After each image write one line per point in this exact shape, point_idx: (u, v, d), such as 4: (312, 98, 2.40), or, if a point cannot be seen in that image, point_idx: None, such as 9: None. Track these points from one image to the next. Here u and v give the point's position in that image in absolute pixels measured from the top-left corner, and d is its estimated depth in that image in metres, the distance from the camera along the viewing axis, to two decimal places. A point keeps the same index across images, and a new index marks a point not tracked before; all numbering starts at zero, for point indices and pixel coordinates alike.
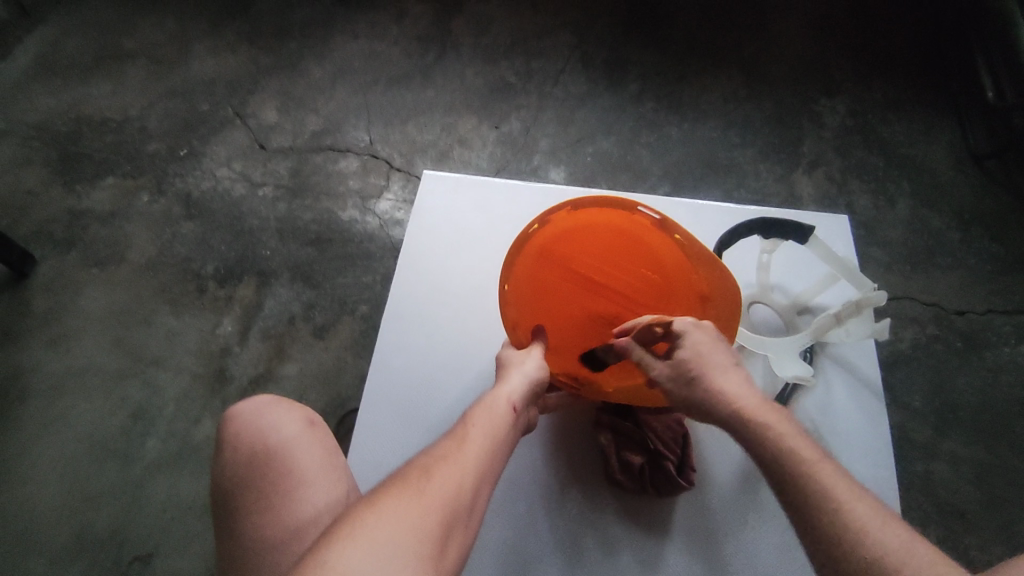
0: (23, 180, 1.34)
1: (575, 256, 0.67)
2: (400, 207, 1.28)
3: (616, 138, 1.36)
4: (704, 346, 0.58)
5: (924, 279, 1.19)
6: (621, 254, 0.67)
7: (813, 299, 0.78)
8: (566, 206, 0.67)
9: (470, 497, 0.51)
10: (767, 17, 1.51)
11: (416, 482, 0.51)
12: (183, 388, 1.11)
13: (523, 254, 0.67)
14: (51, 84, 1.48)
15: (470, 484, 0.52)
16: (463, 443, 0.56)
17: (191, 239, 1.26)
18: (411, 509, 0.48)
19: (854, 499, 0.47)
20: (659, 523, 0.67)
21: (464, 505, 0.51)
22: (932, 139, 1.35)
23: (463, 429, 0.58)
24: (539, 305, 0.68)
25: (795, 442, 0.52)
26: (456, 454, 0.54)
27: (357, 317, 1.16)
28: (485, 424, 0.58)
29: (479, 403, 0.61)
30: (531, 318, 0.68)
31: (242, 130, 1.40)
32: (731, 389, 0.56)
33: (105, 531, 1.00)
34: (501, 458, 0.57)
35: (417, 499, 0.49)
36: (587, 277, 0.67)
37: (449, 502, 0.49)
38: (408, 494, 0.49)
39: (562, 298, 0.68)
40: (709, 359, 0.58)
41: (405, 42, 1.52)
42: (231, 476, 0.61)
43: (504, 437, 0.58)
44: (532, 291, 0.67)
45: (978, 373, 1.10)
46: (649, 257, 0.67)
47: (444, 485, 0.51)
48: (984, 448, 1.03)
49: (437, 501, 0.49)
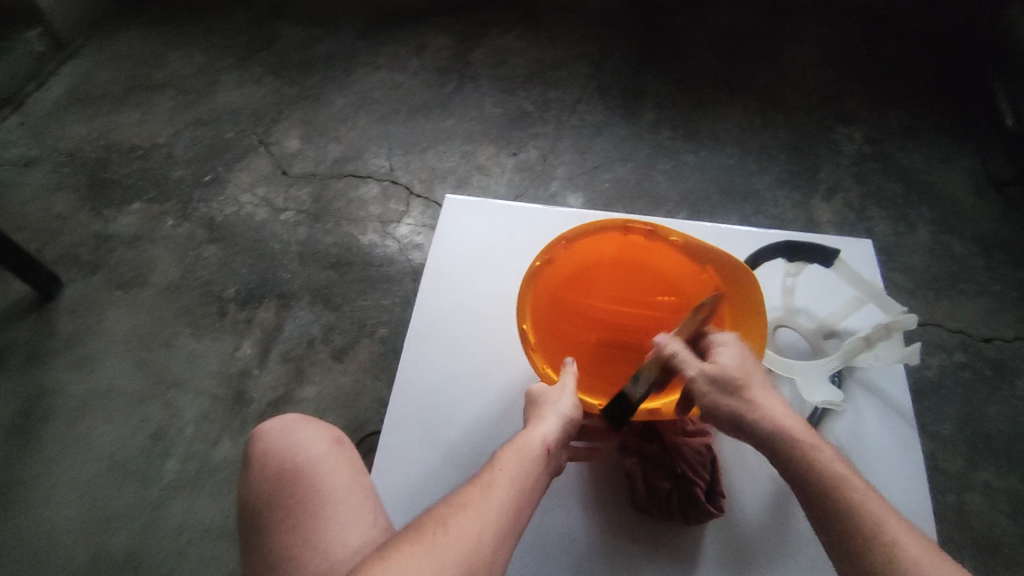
0: (53, 205, 1.37)
1: (585, 295, 0.74)
2: (419, 231, 1.30)
3: (634, 165, 1.37)
4: (742, 355, 0.59)
5: (948, 304, 1.17)
6: (627, 283, 0.74)
7: (839, 323, 0.77)
8: (561, 242, 0.69)
9: (492, 548, 0.50)
10: (781, 47, 1.53)
11: (431, 533, 0.50)
12: (203, 409, 1.11)
13: (533, 293, 0.68)
14: (83, 114, 1.52)
15: (490, 534, 0.51)
16: (489, 488, 0.55)
17: (213, 263, 1.28)
18: (423, 566, 0.47)
19: (899, 529, 0.47)
20: (685, 550, 0.65)
21: (483, 557, 0.49)
22: (952, 165, 1.34)
23: (490, 472, 0.57)
24: (562, 341, 0.71)
25: (845, 474, 0.51)
26: (479, 502, 0.53)
27: (376, 340, 1.17)
28: (513, 466, 0.57)
29: (511, 444, 0.59)
30: (557, 353, 0.70)
31: (265, 157, 1.43)
32: (767, 405, 0.56)
33: (121, 553, 0.99)
34: (530, 499, 0.56)
35: (432, 553, 0.48)
36: (596, 316, 0.74)
37: (465, 558, 0.49)
38: (421, 548, 0.49)
39: (578, 335, 0.73)
40: (748, 371, 0.58)
41: (424, 73, 1.56)
42: (259, 494, 0.61)
43: (533, 479, 0.57)
44: (555, 330, 0.71)
45: (1009, 402, 1.07)
46: (656, 280, 0.74)
47: (460, 537, 0.50)
48: (1019, 479, 1.00)
49: (451, 558, 0.48)
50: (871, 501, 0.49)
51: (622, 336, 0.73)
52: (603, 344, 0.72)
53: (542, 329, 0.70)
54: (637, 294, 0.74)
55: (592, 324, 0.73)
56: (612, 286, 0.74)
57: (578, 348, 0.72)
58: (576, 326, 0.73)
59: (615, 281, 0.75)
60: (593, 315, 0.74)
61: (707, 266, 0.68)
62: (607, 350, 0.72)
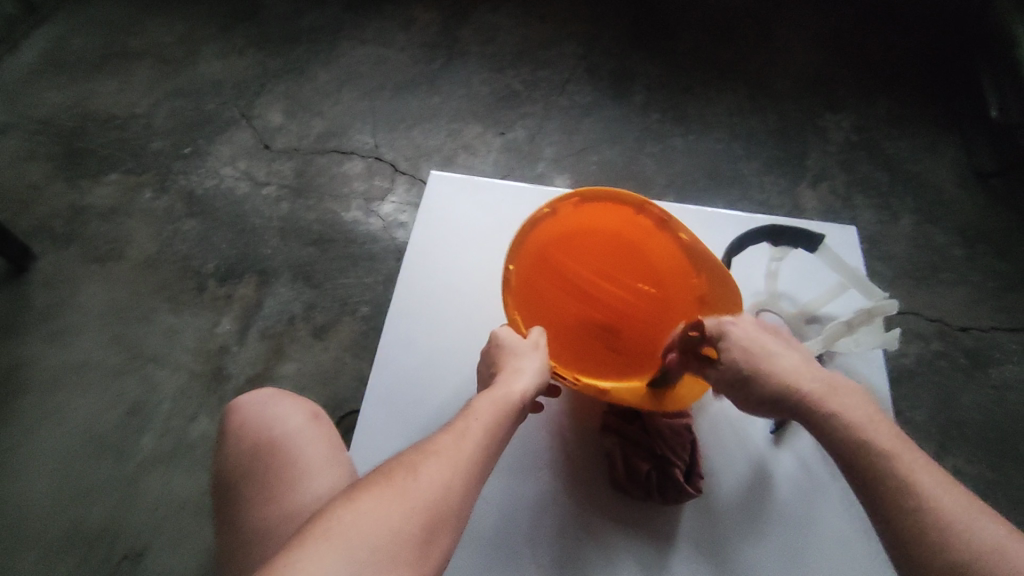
0: (26, 174, 1.33)
1: (573, 260, 0.72)
2: (403, 209, 1.28)
3: (622, 148, 1.36)
4: (747, 338, 0.59)
5: (928, 293, 1.19)
6: (619, 263, 0.72)
7: (821, 308, 0.77)
8: (576, 198, 0.72)
9: (460, 498, 0.50)
10: (773, 33, 1.52)
11: (401, 478, 0.50)
12: (180, 385, 1.10)
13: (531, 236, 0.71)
14: (58, 81, 1.48)
15: (460, 482, 0.51)
16: (462, 437, 0.54)
17: (192, 237, 1.25)
18: (392, 509, 0.47)
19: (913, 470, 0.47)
20: (662, 530, 0.66)
21: (452, 503, 0.49)
22: (937, 156, 1.35)
23: (465, 420, 0.56)
24: (536, 298, 0.70)
25: (877, 433, 0.50)
26: (451, 449, 0.53)
27: (358, 318, 1.15)
28: (486, 416, 0.57)
29: (486, 396, 0.59)
30: (527, 307, 0.70)
31: (247, 131, 1.40)
32: (787, 369, 0.56)
33: (96, 528, 0.98)
34: (498, 449, 0.56)
35: (401, 498, 0.48)
36: (577, 283, 0.72)
37: (433, 503, 0.48)
38: (391, 492, 0.48)
39: (555, 298, 0.71)
40: (755, 353, 0.57)
41: (412, 48, 1.53)
42: (234, 468, 0.60)
43: (503, 432, 0.57)
44: (532, 280, 0.71)
45: (983, 391, 1.09)
46: (648, 270, 0.72)
47: (431, 483, 0.49)
48: (988, 465, 1.03)
49: (420, 503, 0.48)
50: (904, 458, 0.48)
51: (597, 311, 0.71)
52: (573, 315, 0.71)
53: (523, 276, 0.70)
54: (623, 276, 0.72)
55: (570, 289, 0.71)
56: (604, 262, 0.72)
57: (550, 309, 0.70)
58: (556, 288, 0.71)
59: (608, 258, 0.73)
60: (573, 281, 0.72)
61: (701, 273, 0.68)
62: (577, 321, 0.71)
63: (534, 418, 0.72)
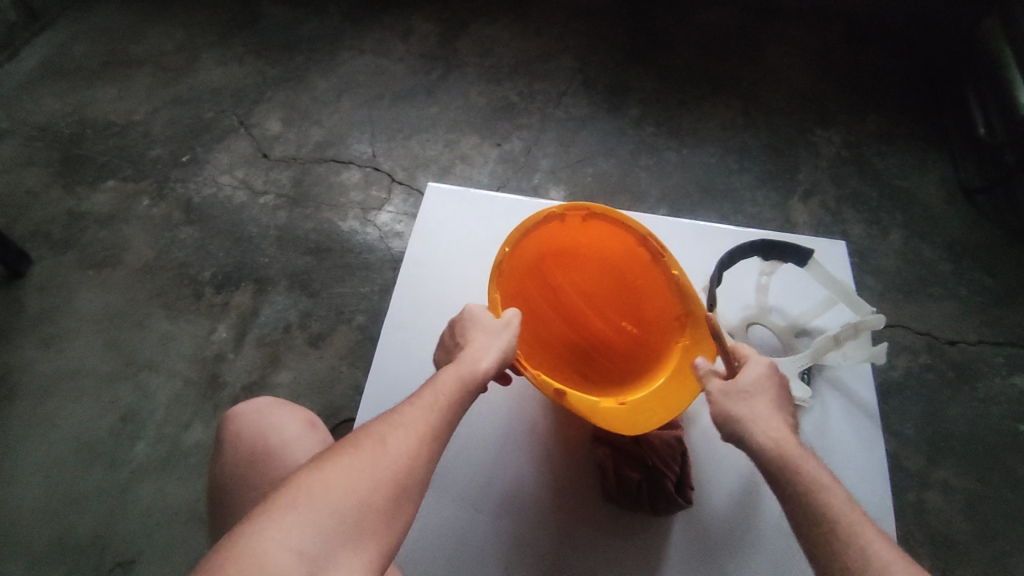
0: (23, 180, 1.34)
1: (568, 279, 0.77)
2: (400, 219, 1.29)
3: (616, 160, 1.38)
4: (764, 373, 0.59)
5: (917, 307, 1.21)
6: (611, 291, 0.77)
7: (811, 321, 0.80)
8: (585, 210, 0.71)
9: (423, 469, 0.51)
10: (766, 48, 1.54)
11: (369, 448, 0.50)
12: (175, 392, 1.10)
13: (528, 237, 0.71)
14: (57, 87, 1.48)
15: (426, 452, 0.52)
16: (431, 410, 0.55)
17: (189, 244, 1.26)
18: (360, 479, 0.47)
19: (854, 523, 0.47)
20: (653, 541, 0.67)
21: (417, 475, 0.50)
22: (925, 172, 1.37)
23: (431, 392, 0.56)
24: (524, 301, 0.73)
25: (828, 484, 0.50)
26: (418, 420, 0.53)
27: (354, 327, 1.16)
28: (452, 388, 0.57)
29: (454, 368, 0.58)
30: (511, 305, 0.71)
31: (246, 139, 1.41)
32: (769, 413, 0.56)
33: (87, 536, 0.98)
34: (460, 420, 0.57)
35: (369, 467, 0.48)
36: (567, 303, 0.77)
37: (400, 474, 0.49)
38: (359, 461, 0.49)
39: (545, 310, 0.76)
40: (765, 389, 0.58)
41: (410, 59, 1.54)
42: (231, 476, 0.61)
43: (467, 407, 0.57)
44: (524, 281, 0.73)
45: (970, 404, 1.11)
46: (636, 303, 0.74)
47: (399, 454, 0.50)
48: (975, 478, 1.04)
49: (387, 474, 0.49)
50: (847, 511, 0.48)
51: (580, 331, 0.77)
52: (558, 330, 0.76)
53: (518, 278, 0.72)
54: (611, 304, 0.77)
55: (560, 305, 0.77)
56: (597, 286, 0.77)
57: (537, 317, 0.75)
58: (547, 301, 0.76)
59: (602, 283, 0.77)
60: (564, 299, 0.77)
61: (682, 321, 0.68)
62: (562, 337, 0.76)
63: (528, 428, 0.73)
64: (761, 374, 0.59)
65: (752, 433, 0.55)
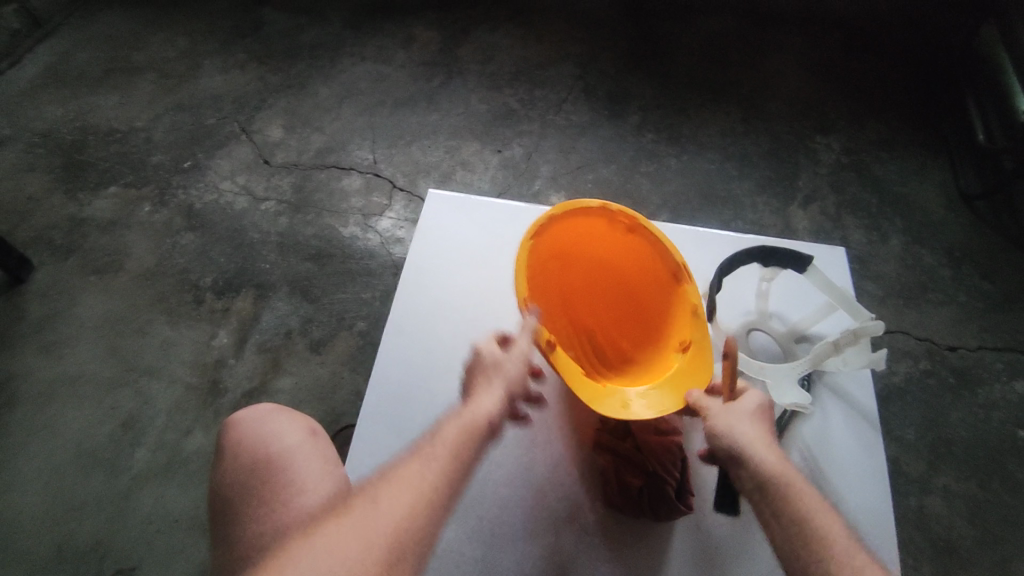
0: (25, 187, 1.34)
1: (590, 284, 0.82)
2: (401, 225, 1.29)
3: (616, 167, 1.39)
4: (762, 406, 0.63)
5: (917, 313, 1.21)
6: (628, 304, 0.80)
7: (810, 328, 0.80)
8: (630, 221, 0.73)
9: (422, 523, 0.49)
10: (765, 56, 1.55)
11: (360, 510, 0.49)
12: (176, 398, 1.10)
13: (555, 225, 0.72)
14: (60, 94, 1.49)
15: (422, 507, 0.50)
16: (430, 460, 0.54)
17: (190, 250, 1.26)
18: (349, 542, 0.46)
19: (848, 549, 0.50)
20: (653, 545, 0.68)
21: (412, 529, 0.48)
22: (925, 179, 1.38)
23: (430, 445, 0.55)
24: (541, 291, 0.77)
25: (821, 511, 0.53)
26: (413, 475, 0.52)
27: (355, 333, 1.16)
28: (452, 438, 0.56)
29: (458, 418, 0.58)
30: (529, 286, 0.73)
31: (247, 145, 1.41)
32: (765, 441, 0.59)
33: (87, 543, 0.98)
34: (469, 470, 0.55)
35: (358, 528, 0.47)
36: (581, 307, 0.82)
37: (392, 530, 0.47)
38: (347, 526, 0.47)
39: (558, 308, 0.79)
40: (764, 424, 0.62)
41: (411, 66, 1.55)
42: (231, 484, 0.61)
43: (473, 455, 0.56)
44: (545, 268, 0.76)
45: (971, 410, 1.11)
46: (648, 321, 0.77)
47: (388, 511, 0.49)
48: (977, 484, 1.04)
49: (377, 534, 0.47)
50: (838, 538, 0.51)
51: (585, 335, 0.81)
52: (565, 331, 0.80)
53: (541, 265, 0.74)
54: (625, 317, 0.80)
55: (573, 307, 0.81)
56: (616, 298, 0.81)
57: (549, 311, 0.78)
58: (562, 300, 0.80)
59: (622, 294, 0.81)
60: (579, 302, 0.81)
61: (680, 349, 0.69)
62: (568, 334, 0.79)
63: (529, 434, 0.75)
64: (749, 410, 0.62)
65: (754, 468, 0.57)
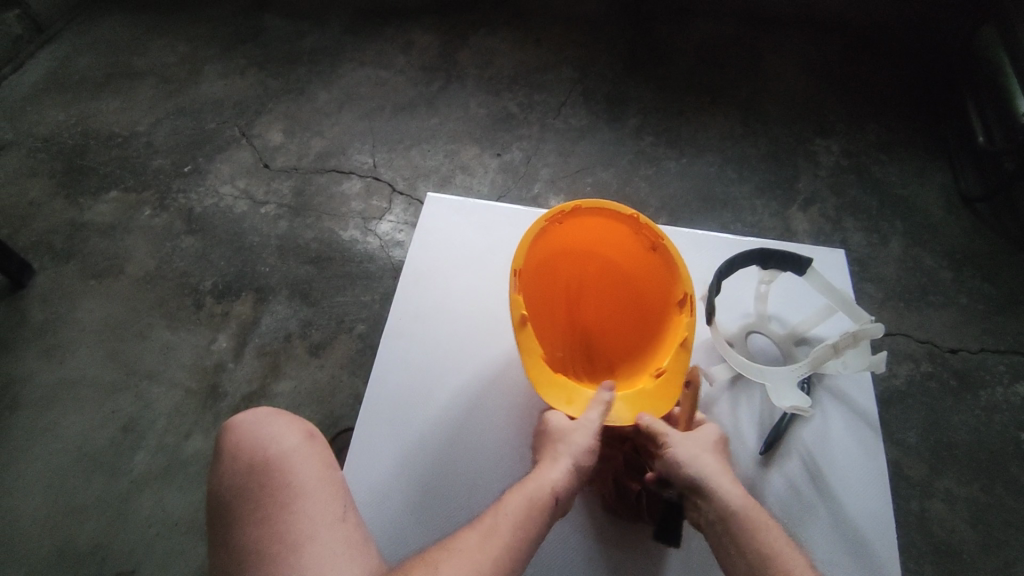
0: (26, 191, 1.35)
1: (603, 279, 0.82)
2: (400, 228, 1.29)
3: (615, 170, 1.39)
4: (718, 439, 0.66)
5: (917, 316, 1.20)
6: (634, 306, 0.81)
7: (810, 330, 0.80)
8: (654, 240, 0.71)
9: None
10: (764, 59, 1.55)
11: None
12: (175, 402, 1.10)
13: (581, 215, 0.72)
14: (61, 99, 1.50)
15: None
16: (489, 533, 0.55)
17: (191, 254, 1.26)
18: None
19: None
20: (651, 547, 0.68)
21: None
22: (925, 181, 1.37)
23: (492, 516, 0.57)
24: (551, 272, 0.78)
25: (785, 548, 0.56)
26: (474, 549, 0.53)
27: (354, 336, 1.16)
28: (516, 509, 0.57)
29: (520, 488, 0.60)
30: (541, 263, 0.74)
31: (247, 150, 1.42)
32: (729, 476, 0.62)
33: (87, 547, 0.97)
34: (529, 546, 0.56)
35: None
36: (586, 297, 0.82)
37: None
38: None
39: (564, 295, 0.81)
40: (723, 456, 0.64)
41: (411, 71, 1.56)
42: (229, 487, 0.61)
43: (535, 526, 0.57)
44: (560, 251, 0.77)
45: (973, 412, 1.10)
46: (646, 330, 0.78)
47: None
48: (979, 487, 1.04)
49: None
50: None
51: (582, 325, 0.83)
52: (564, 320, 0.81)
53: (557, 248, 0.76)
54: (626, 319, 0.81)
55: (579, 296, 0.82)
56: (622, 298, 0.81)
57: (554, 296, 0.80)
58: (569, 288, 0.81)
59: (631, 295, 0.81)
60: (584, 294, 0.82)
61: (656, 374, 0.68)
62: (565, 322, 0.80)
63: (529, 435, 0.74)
64: (709, 441, 0.65)
65: (716, 500, 0.59)
